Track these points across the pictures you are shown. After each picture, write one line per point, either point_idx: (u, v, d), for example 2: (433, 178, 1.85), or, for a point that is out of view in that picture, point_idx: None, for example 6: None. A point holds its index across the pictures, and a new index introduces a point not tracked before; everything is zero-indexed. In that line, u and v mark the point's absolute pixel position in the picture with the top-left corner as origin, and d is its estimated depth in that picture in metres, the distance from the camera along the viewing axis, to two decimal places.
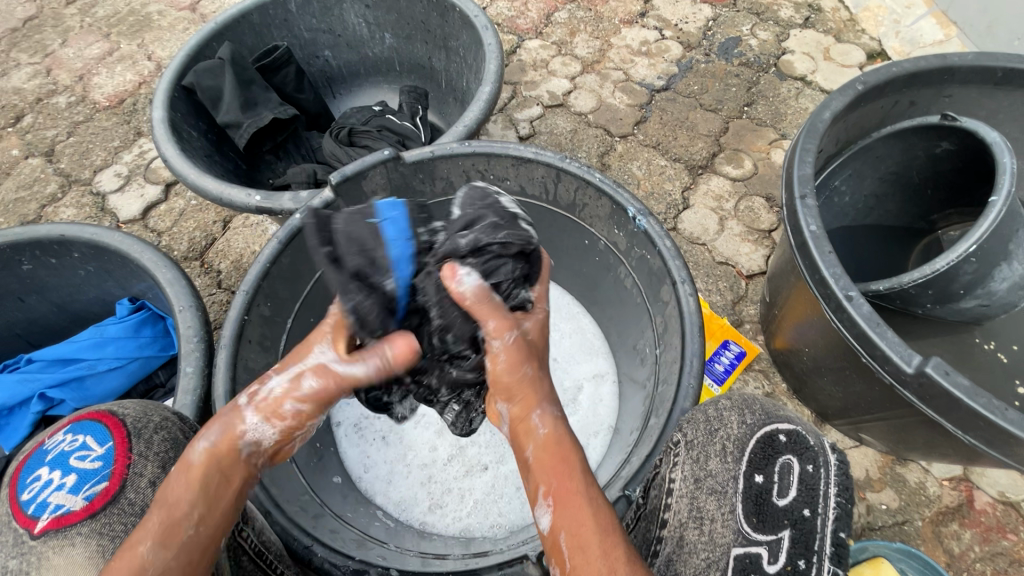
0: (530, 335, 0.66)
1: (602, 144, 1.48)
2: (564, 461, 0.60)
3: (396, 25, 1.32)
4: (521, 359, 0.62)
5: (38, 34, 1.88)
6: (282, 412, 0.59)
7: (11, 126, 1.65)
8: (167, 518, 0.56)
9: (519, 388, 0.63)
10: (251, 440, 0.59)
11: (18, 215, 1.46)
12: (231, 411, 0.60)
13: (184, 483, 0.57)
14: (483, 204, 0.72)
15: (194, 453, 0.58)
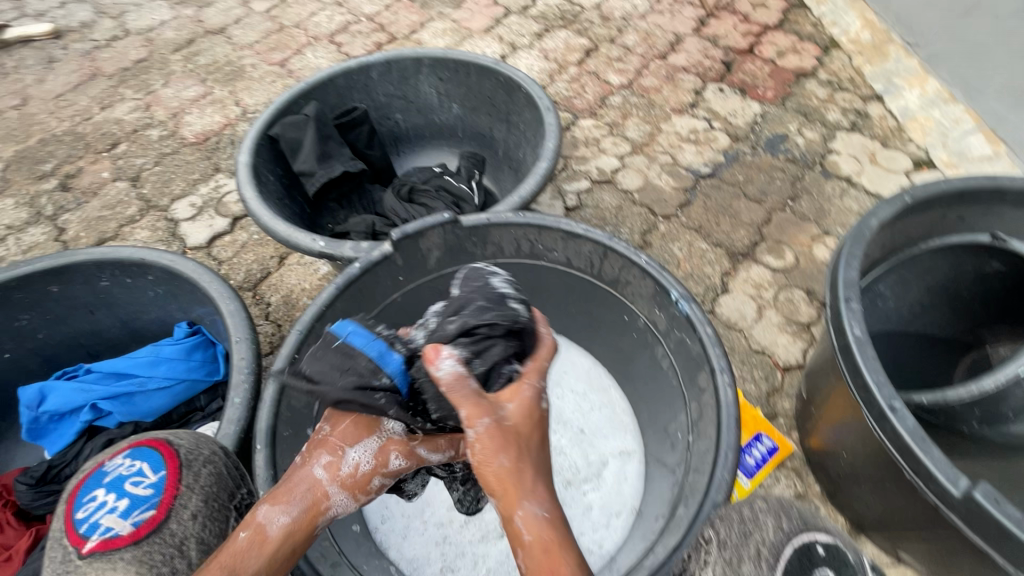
0: (511, 424, 0.70)
1: (645, 222, 1.53)
2: (550, 569, 0.62)
3: (464, 98, 1.44)
4: (495, 450, 0.67)
5: (145, 74, 2.11)
6: (363, 487, 0.79)
7: (108, 151, 1.82)
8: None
9: (502, 489, 0.67)
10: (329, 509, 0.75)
11: (98, 233, 1.58)
12: (313, 484, 0.75)
13: (255, 556, 0.66)
14: (476, 287, 0.81)
15: (271, 524, 0.69)
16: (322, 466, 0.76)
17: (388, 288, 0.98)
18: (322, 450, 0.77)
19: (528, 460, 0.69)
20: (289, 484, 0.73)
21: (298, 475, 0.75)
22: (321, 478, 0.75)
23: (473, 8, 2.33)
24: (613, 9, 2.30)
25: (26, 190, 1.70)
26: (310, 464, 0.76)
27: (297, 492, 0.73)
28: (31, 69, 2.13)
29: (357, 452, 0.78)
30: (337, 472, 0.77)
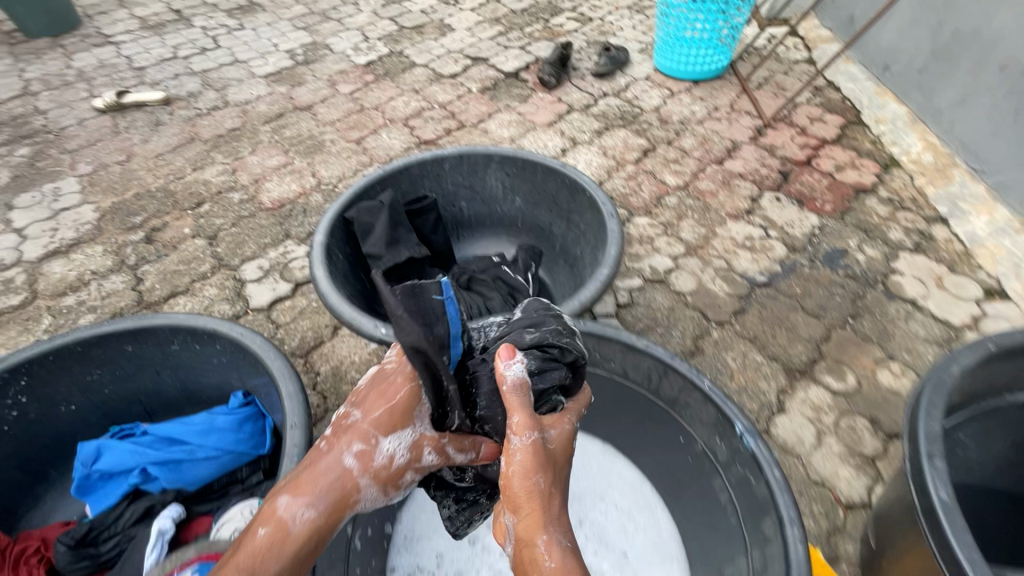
0: (547, 448, 0.78)
1: (698, 327, 1.51)
2: None
3: (528, 193, 1.51)
4: (534, 468, 0.74)
5: (236, 141, 2.32)
6: (395, 477, 0.81)
7: (192, 209, 1.98)
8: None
9: (531, 508, 0.73)
10: (358, 500, 0.78)
11: (171, 286, 1.68)
12: (339, 477, 0.78)
13: (277, 554, 0.72)
14: (546, 314, 0.92)
15: (294, 521, 0.73)
16: (349, 459, 0.78)
17: None
18: (353, 438, 0.79)
19: (555, 484, 0.76)
20: (316, 479, 0.77)
21: (325, 467, 0.77)
22: (349, 472, 0.78)
23: (538, 104, 2.50)
24: (671, 114, 2.41)
25: (115, 239, 1.84)
26: (338, 455, 0.78)
27: (322, 486, 0.76)
28: (139, 130, 2.39)
29: (390, 443, 0.80)
30: (369, 464, 0.79)
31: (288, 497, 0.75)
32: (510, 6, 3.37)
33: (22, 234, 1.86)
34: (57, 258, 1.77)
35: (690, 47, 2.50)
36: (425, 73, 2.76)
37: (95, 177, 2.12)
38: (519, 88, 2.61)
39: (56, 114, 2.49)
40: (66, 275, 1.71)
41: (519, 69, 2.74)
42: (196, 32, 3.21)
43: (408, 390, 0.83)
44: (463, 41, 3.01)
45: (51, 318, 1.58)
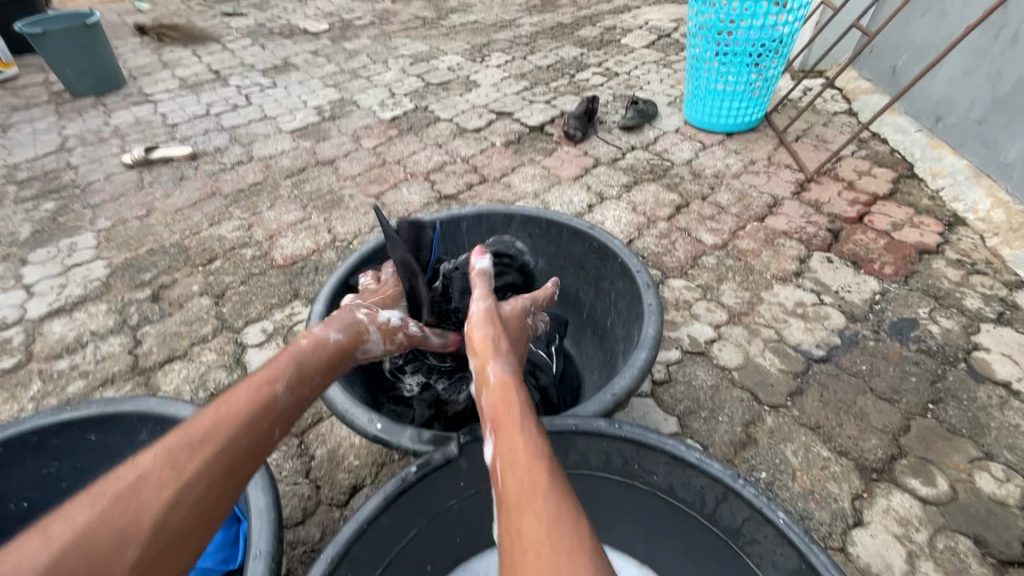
0: (499, 315, 0.97)
1: (748, 411, 1.31)
2: (503, 404, 0.77)
3: (552, 255, 1.37)
4: (482, 320, 0.93)
5: (256, 196, 2.29)
6: (392, 336, 1.00)
7: (203, 266, 1.91)
8: (299, 372, 0.82)
9: (481, 346, 0.88)
10: (366, 340, 0.95)
11: (169, 349, 1.58)
12: (354, 321, 0.96)
13: (316, 355, 0.86)
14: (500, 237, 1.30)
15: (327, 337, 0.89)
16: (361, 313, 0.98)
17: (445, 495, 0.86)
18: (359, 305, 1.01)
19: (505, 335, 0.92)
20: (342, 319, 0.95)
21: (344, 314, 0.96)
22: (361, 319, 0.96)
23: (563, 157, 2.42)
24: (704, 167, 2.29)
25: (120, 297, 1.77)
26: (352, 311, 0.97)
27: (346, 323, 0.95)
28: (162, 185, 2.39)
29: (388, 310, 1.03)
30: (374, 319, 0.98)
31: (320, 326, 0.92)
32: (535, 62, 3.39)
33: (30, 291, 1.82)
34: (59, 317, 1.71)
35: (722, 100, 2.40)
36: (449, 127, 2.73)
37: (112, 232, 2.09)
38: (544, 141, 2.55)
39: (86, 169, 2.53)
40: (65, 336, 1.63)
41: (544, 122, 2.69)
42: (230, 91, 3.31)
43: (392, 293, 1.16)
44: (488, 96, 3.00)
45: (40, 384, 1.49)
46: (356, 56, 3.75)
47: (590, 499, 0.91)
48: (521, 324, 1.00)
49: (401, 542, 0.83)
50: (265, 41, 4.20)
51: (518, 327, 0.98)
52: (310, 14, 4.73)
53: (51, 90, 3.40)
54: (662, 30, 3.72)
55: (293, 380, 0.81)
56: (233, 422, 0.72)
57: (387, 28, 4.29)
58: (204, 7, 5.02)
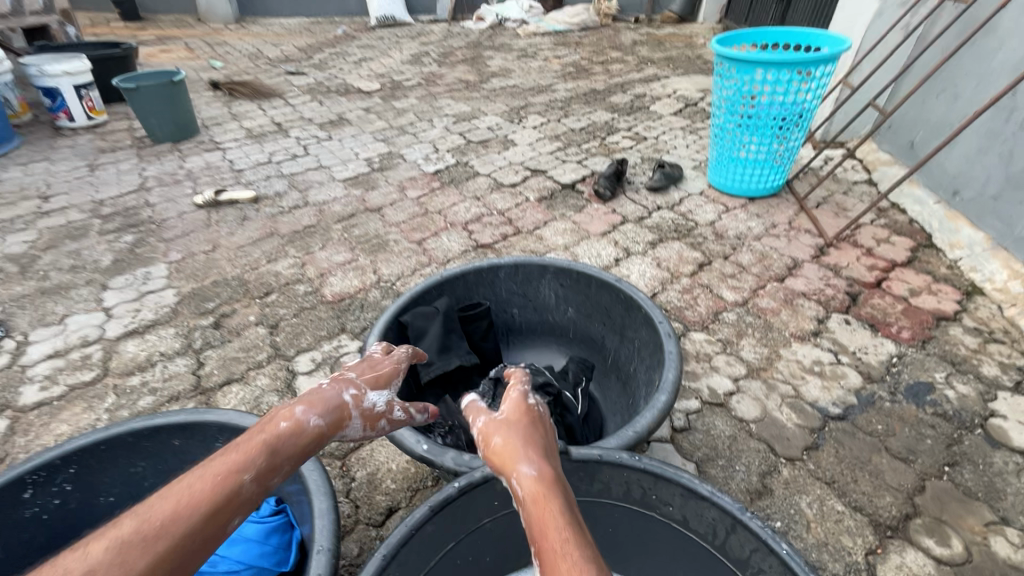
0: (508, 418, 0.91)
1: (764, 462, 1.37)
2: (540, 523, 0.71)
3: (581, 304, 1.50)
4: (492, 432, 0.88)
5: (310, 237, 2.51)
6: (374, 423, 0.95)
7: (260, 298, 2.10)
8: (270, 461, 0.79)
9: (502, 460, 0.83)
10: (349, 427, 0.91)
11: (228, 373, 1.73)
12: (340, 405, 0.91)
13: (294, 441, 0.82)
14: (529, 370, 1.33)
15: (308, 421, 0.85)
16: (348, 396, 0.93)
17: (481, 512, 0.95)
18: (346, 386, 0.95)
19: (524, 435, 0.85)
20: (326, 400, 0.89)
21: (329, 392, 0.91)
22: (348, 401, 0.92)
23: (593, 213, 2.59)
24: (727, 228, 2.41)
25: (187, 323, 1.96)
26: (340, 392, 0.93)
27: (329, 405, 0.89)
28: (227, 224, 2.64)
29: (375, 395, 0.97)
30: (359, 403, 0.94)
31: (304, 406, 0.87)
32: (569, 125, 3.65)
33: (109, 313, 2.03)
34: (132, 338, 1.90)
35: (745, 167, 2.56)
36: (487, 181, 2.96)
37: (182, 264, 2.32)
38: (575, 198, 2.73)
39: (162, 207, 2.81)
40: (138, 355, 1.81)
41: (575, 180, 2.89)
42: (291, 141, 3.65)
43: (392, 368, 1.07)
44: (524, 154, 3.24)
45: (114, 397, 1.65)
46: (404, 114, 4.10)
47: (610, 529, 0.99)
48: (537, 413, 0.93)
49: (440, 553, 0.93)
50: (323, 97, 4.62)
51: (532, 418, 0.91)
52: (364, 75, 5.20)
53: (134, 135, 3.81)
54: (689, 99, 3.97)
55: (262, 470, 0.77)
56: (192, 515, 0.69)
57: (433, 90, 4.68)
58: (270, 66, 5.57)
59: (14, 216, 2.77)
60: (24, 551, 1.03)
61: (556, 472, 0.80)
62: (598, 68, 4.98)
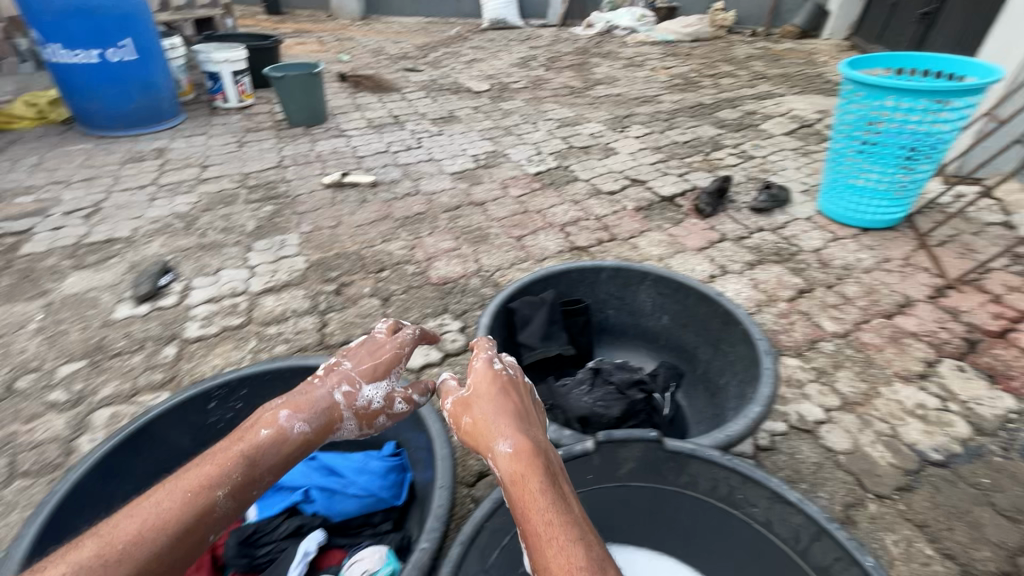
0: (478, 394, 1.05)
1: (850, 494, 1.37)
2: (519, 493, 0.86)
3: (677, 313, 1.56)
4: (464, 413, 1.03)
5: (419, 223, 2.74)
6: (371, 420, 1.10)
7: (375, 273, 2.34)
8: (247, 475, 0.91)
9: (478, 437, 0.98)
10: (339, 427, 1.06)
11: (347, 335, 1.97)
12: (329, 405, 1.05)
13: (272, 455, 0.95)
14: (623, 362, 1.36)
15: (290, 430, 0.98)
16: (338, 395, 1.07)
17: (575, 483, 1.02)
18: (341, 381, 1.09)
19: (493, 413, 0.99)
20: (312, 404, 1.03)
21: (316, 398, 1.05)
22: (337, 401, 1.06)
23: (690, 228, 2.60)
24: (833, 258, 2.33)
25: (314, 287, 2.24)
26: (331, 392, 1.06)
27: (317, 409, 1.03)
28: (349, 204, 2.94)
29: (370, 392, 1.10)
30: (352, 402, 1.07)
31: (288, 412, 1.00)
32: (672, 138, 3.64)
33: (253, 270, 2.36)
34: (270, 294, 2.20)
35: (861, 196, 2.46)
36: (585, 187, 3.05)
37: (311, 236, 2.63)
38: (673, 211, 2.75)
39: (296, 184, 3.18)
40: (275, 309, 2.11)
41: (675, 194, 2.90)
42: (406, 134, 3.95)
43: (393, 355, 1.18)
44: (625, 164, 3.30)
45: (256, 341, 1.94)
46: (510, 115, 4.29)
47: (689, 521, 1.06)
48: (502, 384, 1.06)
49: None
50: (436, 95, 4.94)
51: (497, 389, 1.05)
52: (474, 76, 5.47)
53: (274, 119, 4.30)
54: (804, 120, 3.81)
55: (236, 486, 0.89)
56: (159, 536, 0.80)
57: (539, 94, 4.84)
58: (390, 62, 6.01)
59: (180, 180, 3.25)
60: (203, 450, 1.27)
61: (529, 442, 0.92)
62: (707, 81, 4.89)
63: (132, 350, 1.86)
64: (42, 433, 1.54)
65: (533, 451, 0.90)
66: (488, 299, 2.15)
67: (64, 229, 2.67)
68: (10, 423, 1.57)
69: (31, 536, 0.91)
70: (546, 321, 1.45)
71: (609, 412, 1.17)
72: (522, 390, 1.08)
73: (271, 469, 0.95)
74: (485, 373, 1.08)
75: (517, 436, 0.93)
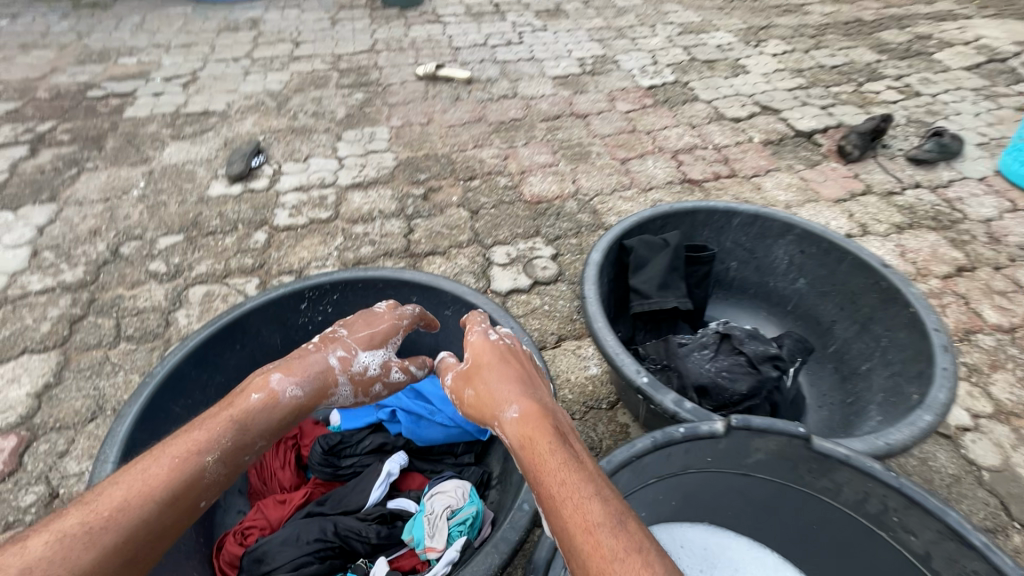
0: (478, 360, 0.93)
1: (990, 518, 1.17)
2: (532, 461, 0.74)
3: (819, 278, 1.32)
4: (464, 384, 0.91)
5: (515, 131, 2.50)
6: (365, 388, 1.01)
7: (465, 181, 2.18)
8: (237, 441, 0.81)
9: (482, 407, 0.86)
10: (333, 393, 0.96)
11: (433, 245, 1.87)
12: (323, 370, 0.95)
13: (263, 420, 0.85)
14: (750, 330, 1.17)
15: (283, 393, 0.87)
16: (333, 359, 0.96)
17: (691, 462, 0.89)
18: (337, 346, 0.98)
19: (495, 378, 0.88)
20: (306, 366, 0.93)
21: (310, 359, 0.94)
22: (332, 364, 0.95)
23: (828, 173, 2.21)
24: (1008, 233, 1.91)
25: (401, 188, 2.12)
26: (324, 354, 0.96)
27: (310, 372, 0.93)
28: (442, 101, 2.72)
29: (365, 359, 1.00)
30: (347, 367, 0.97)
31: (280, 374, 0.90)
32: (819, 59, 3.05)
33: (341, 162, 2.26)
34: (358, 190, 2.11)
35: None
36: (706, 110, 2.64)
37: (401, 132, 2.47)
38: (809, 151, 2.34)
39: (388, 72, 2.98)
40: (362, 207, 2.02)
41: (815, 130, 2.46)
42: (506, 26, 3.56)
43: (391, 324, 1.07)
44: (756, 86, 2.81)
45: (342, 239, 1.88)
46: (624, 14, 3.75)
47: (812, 526, 0.92)
48: (500, 349, 0.94)
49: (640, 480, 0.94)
50: None
51: (496, 354, 0.93)
52: None
53: None
54: (995, 51, 3.06)
55: (227, 451, 0.79)
56: (149, 502, 0.70)
57: None
58: None
59: (273, 56, 3.12)
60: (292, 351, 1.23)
61: (535, 403, 0.81)
62: None
63: (226, 232, 1.86)
64: (143, 301, 1.59)
65: (544, 412, 0.79)
66: (584, 226, 1.96)
67: (164, 96, 2.66)
68: (116, 287, 1.62)
69: (133, 416, 0.90)
70: (667, 264, 1.24)
71: (734, 387, 1.02)
72: (529, 359, 0.96)
73: (263, 435, 0.85)
74: (485, 341, 0.95)
75: (524, 400, 0.81)
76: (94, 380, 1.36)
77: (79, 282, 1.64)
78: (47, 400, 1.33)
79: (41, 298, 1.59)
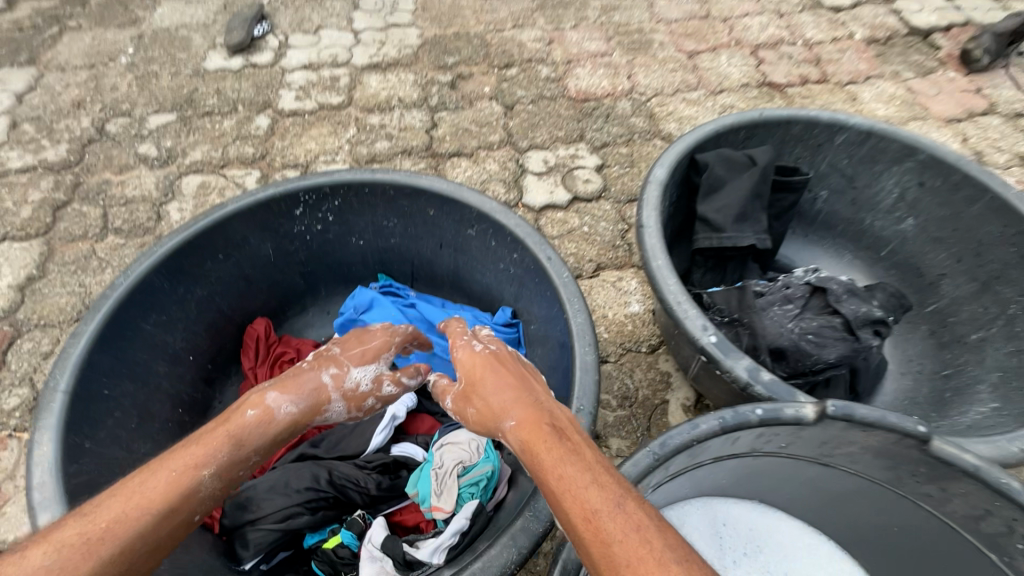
0: (469, 367, 0.75)
1: None
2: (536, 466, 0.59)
3: (936, 221, 1.05)
4: (460, 401, 0.74)
5: (563, 8, 2.08)
6: (359, 406, 0.82)
7: (500, 68, 1.85)
8: (236, 454, 0.67)
9: (484, 424, 0.69)
10: (326, 413, 0.79)
11: (459, 144, 1.61)
12: (316, 387, 0.78)
13: (260, 434, 0.70)
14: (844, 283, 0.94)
15: (279, 410, 0.72)
16: (325, 377, 0.79)
17: (763, 446, 0.72)
18: (327, 362, 0.81)
19: (486, 381, 0.71)
20: (301, 382, 0.77)
21: (300, 375, 0.78)
22: (325, 380, 0.78)
23: (944, 85, 1.80)
24: None
25: (425, 73, 1.81)
26: (317, 371, 0.79)
27: (303, 388, 0.77)
28: None
29: (359, 373, 0.82)
30: (341, 384, 0.80)
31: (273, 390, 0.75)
32: None
33: (357, 36, 1.92)
34: (375, 72, 1.81)
35: None
36: None
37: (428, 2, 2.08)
38: (922, 54, 1.90)
39: None
40: (379, 93, 1.74)
41: (935, 28, 1.98)
42: None
43: (387, 338, 0.89)
44: None
45: (355, 130, 1.63)
46: None
47: (892, 527, 0.76)
48: (490, 353, 0.76)
49: None
50: None
51: (485, 358, 0.75)
52: None
53: None
54: None
55: (225, 465, 0.66)
56: (147, 513, 0.58)
57: None
58: None
59: None
60: (289, 262, 1.06)
61: (524, 399, 0.65)
62: None
63: (224, 113, 1.62)
64: (132, 189, 1.41)
65: (543, 408, 0.63)
66: (638, 133, 1.65)
67: None
68: (103, 171, 1.45)
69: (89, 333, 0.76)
70: (747, 189, 0.99)
71: (820, 354, 0.83)
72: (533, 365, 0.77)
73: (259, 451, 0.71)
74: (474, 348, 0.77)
75: (518, 402, 0.65)
76: (79, 276, 1.24)
77: (63, 162, 1.46)
78: (30, 294, 1.21)
79: (22, 178, 1.43)
